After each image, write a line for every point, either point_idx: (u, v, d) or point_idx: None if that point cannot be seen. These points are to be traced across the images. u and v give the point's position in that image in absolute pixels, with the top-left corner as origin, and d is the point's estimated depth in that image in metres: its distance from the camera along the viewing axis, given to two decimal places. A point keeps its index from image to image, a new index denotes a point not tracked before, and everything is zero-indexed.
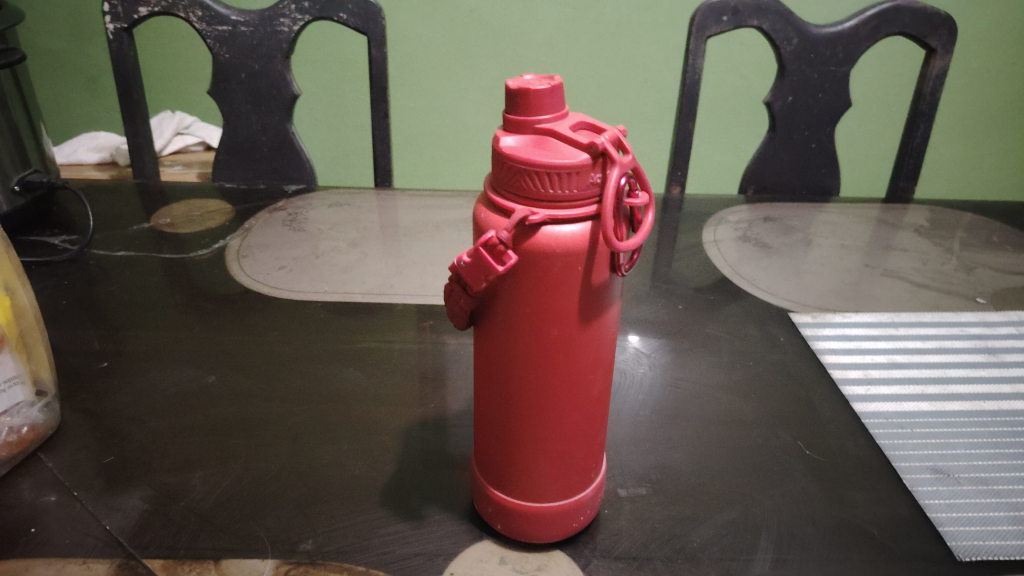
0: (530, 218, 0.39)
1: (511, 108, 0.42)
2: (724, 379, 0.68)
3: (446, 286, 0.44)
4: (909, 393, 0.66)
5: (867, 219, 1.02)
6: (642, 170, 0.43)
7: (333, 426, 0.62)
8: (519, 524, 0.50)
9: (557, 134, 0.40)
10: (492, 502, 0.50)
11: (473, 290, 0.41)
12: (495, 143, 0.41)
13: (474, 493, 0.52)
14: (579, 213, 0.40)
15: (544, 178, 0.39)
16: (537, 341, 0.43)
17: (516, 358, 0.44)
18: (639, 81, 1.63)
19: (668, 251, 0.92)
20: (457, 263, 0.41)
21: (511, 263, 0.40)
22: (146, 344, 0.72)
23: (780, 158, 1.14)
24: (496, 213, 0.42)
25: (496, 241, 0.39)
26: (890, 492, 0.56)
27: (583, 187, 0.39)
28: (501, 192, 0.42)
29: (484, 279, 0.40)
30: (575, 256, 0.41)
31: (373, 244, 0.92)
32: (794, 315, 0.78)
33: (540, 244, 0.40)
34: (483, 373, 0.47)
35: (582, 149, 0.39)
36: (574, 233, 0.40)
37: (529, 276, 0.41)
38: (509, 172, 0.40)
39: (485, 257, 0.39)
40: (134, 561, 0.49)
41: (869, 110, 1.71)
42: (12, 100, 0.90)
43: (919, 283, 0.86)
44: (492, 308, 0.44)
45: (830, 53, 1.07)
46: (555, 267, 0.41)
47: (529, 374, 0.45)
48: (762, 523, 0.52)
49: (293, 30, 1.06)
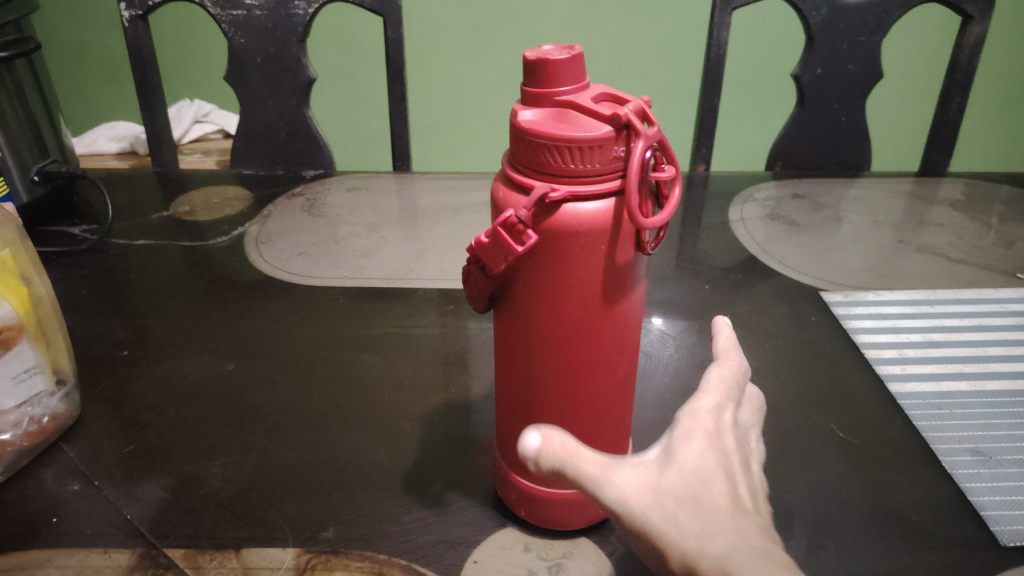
0: (550, 195, 0.38)
1: (529, 80, 0.40)
2: (753, 360, 0.66)
3: (464, 268, 0.43)
4: (946, 372, 0.64)
5: (899, 194, 0.99)
6: (670, 143, 0.41)
7: (354, 413, 0.61)
8: (543, 511, 0.48)
9: (578, 105, 0.38)
10: (515, 489, 0.49)
11: (492, 272, 0.40)
12: (513, 118, 0.39)
13: (498, 480, 0.51)
14: (602, 189, 0.38)
15: (564, 153, 0.37)
16: (559, 323, 0.42)
17: (535, 341, 0.43)
18: (661, 58, 1.59)
19: (693, 229, 0.90)
20: (475, 243, 0.40)
21: (530, 243, 0.38)
22: (165, 332, 0.72)
23: (810, 133, 1.10)
24: (515, 191, 0.40)
25: (515, 220, 0.38)
26: (930, 475, 0.53)
27: (605, 161, 0.37)
28: (521, 168, 0.40)
29: (502, 260, 0.39)
30: (598, 235, 0.39)
31: (392, 228, 0.91)
32: (826, 294, 0.76)
33: (561, 223, 0.38)
34: (504, 358, 0.46)
35: (604, 121, 0.37)
36: (597, 210, 0.38)
37: (550, 256, 0.40)
38: (528, 148, 0.38)
39: (504, 238, 0.38)
40: (156, 550, 0.49)
41: (900, 83, 1.66)
42: (30, 91, 0.91)
43: (955, 260, 0.82)
44: (511, 290, 0.42)
45: (861, 22, 1.04)
46: (577, 245, 0.39)
47: (550, 358, 0.43)
48: (795, 509, 0.51)
49: (308, 13, 1.05)
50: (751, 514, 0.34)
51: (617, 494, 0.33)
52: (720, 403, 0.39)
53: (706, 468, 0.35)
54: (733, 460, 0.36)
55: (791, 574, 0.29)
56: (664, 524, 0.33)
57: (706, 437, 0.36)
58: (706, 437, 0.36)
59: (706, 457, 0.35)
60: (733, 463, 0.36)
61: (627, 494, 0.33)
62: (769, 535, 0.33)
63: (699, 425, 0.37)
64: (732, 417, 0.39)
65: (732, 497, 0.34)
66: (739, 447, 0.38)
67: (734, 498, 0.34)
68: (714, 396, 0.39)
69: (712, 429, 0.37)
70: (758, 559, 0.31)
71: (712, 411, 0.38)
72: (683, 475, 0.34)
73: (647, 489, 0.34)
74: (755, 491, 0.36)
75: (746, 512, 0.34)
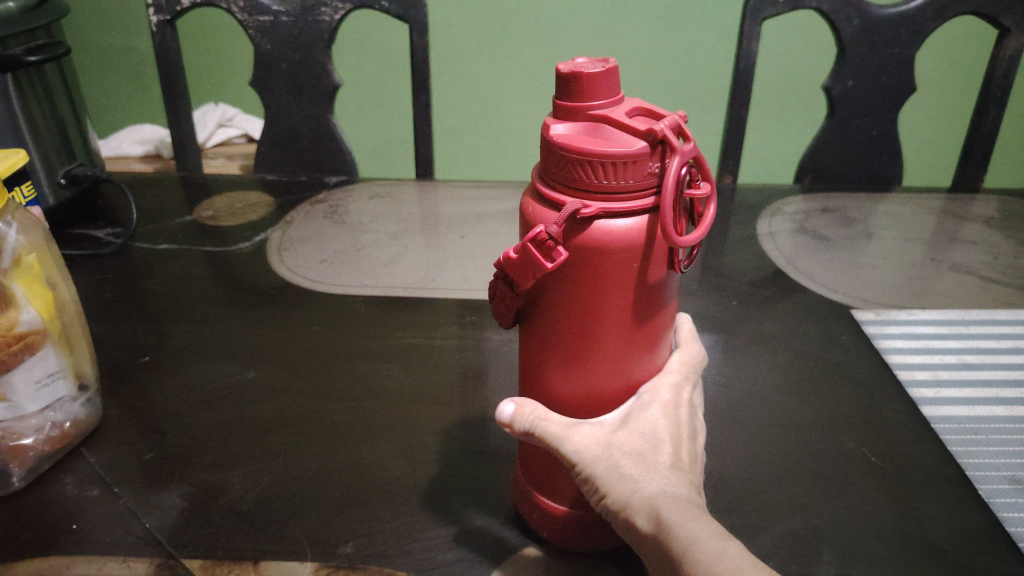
0: (582, 211, 0.37)
1: (562, 93, 0.39)
2: (781, 379, 0.65)
3: (491, 283, 0.42)
4: (982, 396, 0.62)
5: (930, 209, 0.97)
6: (706, 159, 0.39)
7: (373, 425, 0.60)
8: (565, 531, 0.47)
9: (612, 120, 0.37)
10: (538, 510, 0.48)
11: (519, 289, 0.39)
12: (545, 132, 0.38)
13: (520, 500, 0.50)
14: (635, 205, 0.37)
15: (598, 168, 0.36)
16: (585, 341, 0.41)
17: (559, 361, 0.42)
18: (687, 67, 1.58)
19: (719, 243, 0.89)
20: (504, 258, 0.39)
21: (560, 260, 0.37)
22: (186, 339, 0.72)
23: (839, 146, 1.08)
24: (545, 206, 0.39)
25: (545, 236, 0.37)
26: (965, 503, 0.52)
27: (639, 177, 0.36)
28: (552, 183, 0.39)
29: (530, 277, 0.38)
30: (630, 252, 0.38)
31: (415, 237, 0.91)
32: (856, 311, 0.74)
33: (593, 240, 0.37)
34: (528, 375, 0.45)
35: (639, 136, 0.36)
36: (629, 228, 0.37)
37: (580, 274, 0.39)
38: (559, 163, 0.37)
39: (534, 255, 0.37)
40: (173, 561, 0.48)
41: (931, 95, 1.64)
42: (58, 95, 0.91)
43: (989, 278, 0.80)
44: (539, 306, 0.41)
45: (893, 34, 1.02)
46: (608, 264, 0.38)
47: (576, 378, 0.43)
48: (824, 535, 0.49)
49: (335, 19, 1.05)
50: (685, 471, 0.43)
51: (573, 448, 0.41)
52: (680, 381, 0.46)
53: (656, 432, 0.43)
54: (681, 427, 0.44)
55: (698, 518, 0.39)
56: (610, 471, 0.41)
57: (665, 408, 0.44)
58: (663, 408, 0.44)
59: (659, 423, 0.44)
60: (679, 430, 0.44)
61: (583, 449, 0.42)
62: (696, 489, 0.42)
63: (658, 398, 0.44)
64: (688, 394, 0.46)
65: (673, 457, 0.43)
66: (689, 418, 0.45)
67: (675, 458, 0.43)
68: (675, 375, 0.46)
69: (670, 402, 0.44)
70: (679, 502, 0.40)
71: (672, 387, 0.45)
72: (635, 437, 0.43)
73: (601, 445, 0.42)
74: (692, 453, 0.45)
75: (682, 469, 0.43)
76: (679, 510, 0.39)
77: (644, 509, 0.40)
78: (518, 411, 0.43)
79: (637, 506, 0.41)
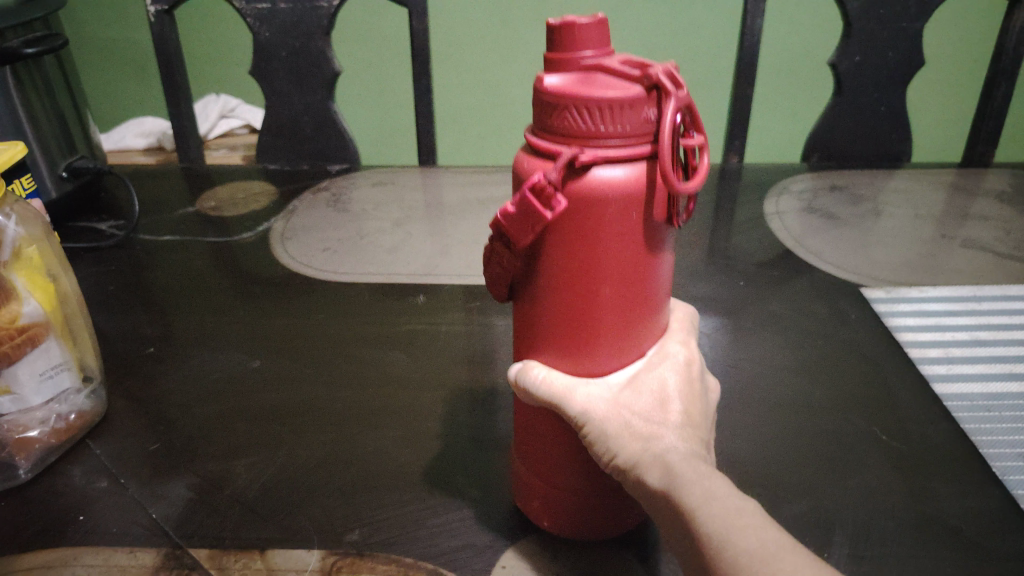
0: (579, 157, 0.36)
1: (553, 46, 0.38)
2: (791, 359, 0.64)
3: (487, 246, 0.40)
4: (995, 373, 0.61)
5: (941, 186, 0.96)
6: (700, 108, 0.39)
7: (378, 414, 0.60)
8: (566, 517, 0.46)
9: (606, 68, 0.36)
10: (537, 494, 0.47)
11: (518, 245, 0.38)
12: (536, 84, 0.37)
13: (518, 486, 0.49)
14: (631, 152, 0.36)
15: (594, 114, 0.35)
16: (588, 297, 0.40)
17: (557, 325, 0.41)
18: (691, 48, 1.57)
19: (725, 224, 0.88)
20: (501, 214, 0.37)
21: (559, 208, 0.36)
22: (192, 328, 0.72)
23: (847, 123, 1.07)
24: (540, 160, 0.38)
25: (544, 183, 0.35)
26: (979, 482, 0.51)
27: (636, 123, 0.35)
28: (546, 134, 0.38)
29: (529, 230, 0.37)
30: (630, 200, 0.37)
31: (418, 223, 0.90)
32: (866, 290, 0.73)
33: (592, 188, 0.36)
34: (525, 340, 0.45)
35: (633, 82, 0.36)
36: (627, 175, 0.36)
37: (580, 225, 0.38)
38: (553, 113, 0.36)
39: (533, 204, 0.36)
40: (180, 550, 0.48)
41: (940, 71, 1.62)
42: (57, 87, 0.91)
43: (1001, 254, 0.79)
44: (537, 267, 0.40)
45: (901, 8, 1.00)
46: (608, 212, 0.37)
47: (579, 338, 0.42)
48: (837, 516, 0.48)
49: (333, 5, 1.04)
50: (694, 432, 0.43)
51: (581, 405, 0.41)
52: (685, 341, 0.47)
53: (665, 390, 0.43)
54: (692, 384, 0.45)
55: (711, 471, 0.38)
56: (620, 430, 0.41)
57: (677, 367, 0.45)
58: (676, 367, 0.44)
59: (668, 381, 0.44)
60: (689, 391, 0.44)
61: (591, 407, 0.41)
62: (704, 447, 0.42)
63: (669, 357, 0.45)
64: (695, 355, 0.47)
65: (683, 416, 0.43)
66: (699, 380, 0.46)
67: (684, 416, 0.43)
68: (680, 334, 0.47)
69: (681, 361, 0.45)
70: (689, 456, 0.40)
71: (681, 349, 0.46)
72: (642, 395, 0.43)
73: (609, 404, 0.42)
74: (701, 413, 0.45)
75: (690, 428, 0.43)
76: (690, 463, 0.39)
77: (655, 465, 0.39)
78: (525, 368, 0.43)
79: (647, 461, 0.40)
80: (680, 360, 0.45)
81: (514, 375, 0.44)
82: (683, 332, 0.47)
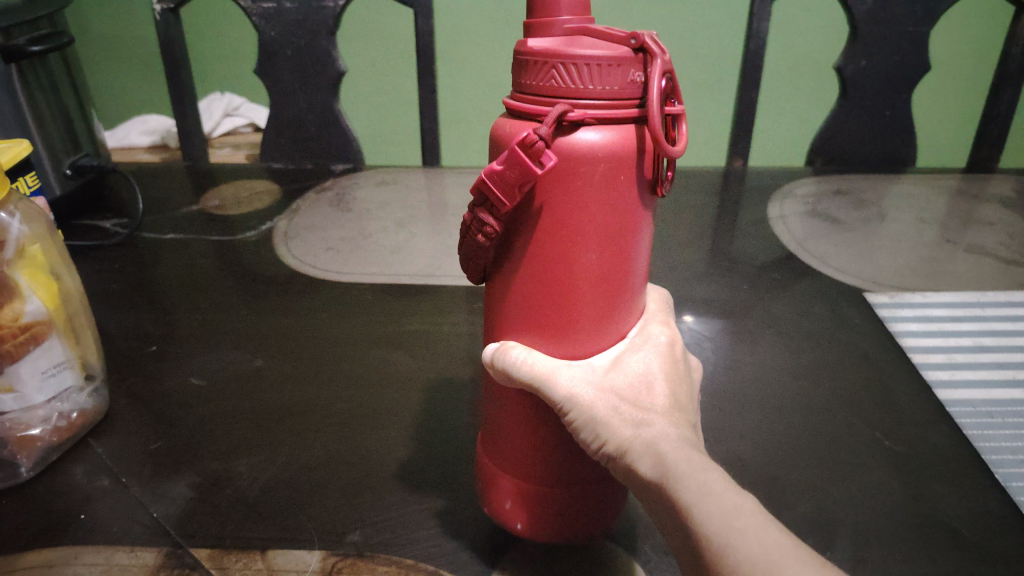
0: (569, 113, 0.34)
1: (533, 11, 0.37)
2: (793, 362, 0.64)
3: (464, 216, 0.37)
4: (998, 378, 0.61)
5: (945, 190, 0.96)
6: (677, 75, 0.39)
7: (378, 412, 0.60)
8: (541, 516, 0.45)
9: (589, 30, 0.36)
10: (510, 496, 0.46)
11: (503, 209, 0.35)
12: (519, 46, 0.36)
13: (487, 490, 0.48)
14: (619, 113, 0.35)
15: (583, 69, 0.34)
16: (577, 273, 0.38)
17: (539, 304, 0.39)
18: (696, 50, 1.56)
19: (729, 227, 0.88)
20: (486, 174, 0.35)
21: (551, 164, 0.34)
22: (196, 327, 0.72)
23: (852, 127, 1.07)
24: (522, 123, 0.36)
25: (536, 137, 0.33)
26: (981, 488, 0.51)
27: (624, 84, 0.35)
28: (527, 96, 0.36)
29: (516, 191, 0.34)
30: (618, 161, 0.36)
31: (421, 223, 0.90)
32: (870, 294, 0.73)
33: (583, 148, 0.35)
34: (498, 321, 0.42)
35: (619, 44, 0.35)
36: (616, 136, 0.35)
37: (570, 191, 0.36)
38: (537, 70, 0.35)
39: (525, 160, 0.33)
40: (181, 550, 0.48)
41: (946, 75, 1.61)
42: (62, 84, 0.91)
43: (1006, 259, 0.79)
44: (517, 240, 0.38)
45: (908, 12, 1.00)
46: (598, 171, 0.35)
47: (564, 317, 0.40)
48: (838, 520, 0.48)
49: (339, 5, 1.04)
50: (680, 416, 0.43)
51: (567, 389, 0.40)
52: (666, 326, 0.47)
53: (649, 373, 0.44)
54: (677, 367, 0.46)
55: (706, 461, 0.38)
56: (611, 418, 0.40)
57: (660, 348, 0.45)
58: (657, 349, 0.45)
59: (651, 364, 0.44)
60: (672, 375, 0.45)
61: (576, 391, 0.40)
62: (691, 430, 0.42)
63: (651, 340, 0.45)
64: (676, 339, 0.47)
65: (668, 400, 0.43)
66: (679, 364, 0.46)
67: (670, 401, 0.43)
68: (658, 316, 0.48)
69: (663, 343, 0.46)
70: (680, 445, 0.39)
71: (663, 334, 0.46)
72: (623, 377, 0.43)
73: (595, 388, 0.41)
74: (685, 399, 0.45)
75: (676, 412, 0.43)
76: (686, 457, 0.38)
77: (646, 455, 0.39)
78: (502, 348, 0.41)
79: (640, 452, 0.39)
80: (664, 348, 0.46)
81: (489, 357, 0.42)
82: (664, 319, 0.48)
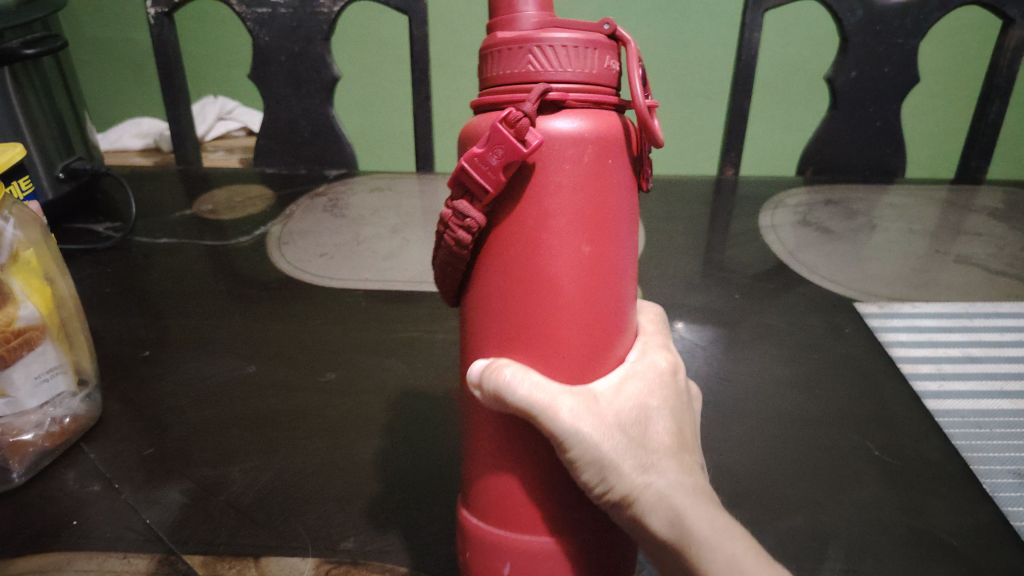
0: (549, 94, 0.34)
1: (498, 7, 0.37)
2: (784, 372, 0.65)
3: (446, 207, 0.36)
4: (986, 389, 0.62)
5: (935, 202, 0.97)
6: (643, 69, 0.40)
7: (370, 423, 0.60)
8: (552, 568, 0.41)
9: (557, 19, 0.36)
10: (510, 559, 0.41)
11: (488, 193, 0.35)
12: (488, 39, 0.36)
13: (476, 561, 0.42)
14: (596, 97, 0.36)
15: (559, 52, 0.34)
16: (571, 274, 0.37)
17: (527, 312, 0.37)
18: (689, 58, 1.57)
19: (721, 237, 0.88)
20: (472, 159, 0.34)
21: (535, 143, 0.33)
22: (187, 332, 0.72)
23: (843, 137, 1.08)
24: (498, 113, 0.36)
25: (520, 116, 0.33)
26: (971, 500, 0.51)
27: (599, 68, 0.36)
28: (496, 90, 0.36)
29: (501, 174, 0.34)
30: (603, 145, 0.36)
31: (415, 229, 0.91)
32: (860, 305, 0.74)
33: (569, 132, 0.35)
34: (480, 334, 0.40)
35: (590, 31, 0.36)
36: (597, 120, 0.36)
37: (564, 178, 0.35)
38: (510, 59, 0.35)
39: (511, 140, 0.33)
40: (174, 556, 0.48)
41: (936, 86, 1.63)
42: (56, 88, 0.91)
43: (994, 270, 0.80)
44: (506, 236, 0.37)
45: (898, 24, 1.01)
46: (588, 153, 0.35)
47: (557, 326, 0.38)
48: (830, 531, 0.48)
49: (333, 11, 1.05)
50: (683, 452, 0.42)
51: (570, 423, 0.37)
52: (666, 349, 0.46)
53: (646, 410, 0.41)
54: (680, 395, 0.45)
55: (722, 514, 0.39)
56: (617, 459, 0.38)
57: (661, 377, 0.43)
58: (657, 376, 0.43)
59: (650, 396, 0.42)
60: (675, 401, 0.44)
61: (580, 425, 0.37)
62: (696, 473, 0.41)
63: (652, 370, 0.43)
64: (676, 364, 0.46)
65: (672, 436, 0.42)
66: (679, 387, 0.45)
67: (673, 437, 0.42)
68: (659, 338, 0.47)
69: (664, 369, 0.44)
70: (688, 492, 0.39)
71: (664, 355, 0.45)
72: (625, 410, 0.40)
73: (597, 421, 0.38)
74: (685, 424, 0.44)
75: (677, 444, 0.42)
76: (702, 510, 0.38)
77: (659, 508, 0.38)
78: (492, 368, 0.38)
79: (649, 502, 0.39)
80: (667, 381, 0.44)
81: (478, 377, 0.38)
82: (665, 342, 0.47)
